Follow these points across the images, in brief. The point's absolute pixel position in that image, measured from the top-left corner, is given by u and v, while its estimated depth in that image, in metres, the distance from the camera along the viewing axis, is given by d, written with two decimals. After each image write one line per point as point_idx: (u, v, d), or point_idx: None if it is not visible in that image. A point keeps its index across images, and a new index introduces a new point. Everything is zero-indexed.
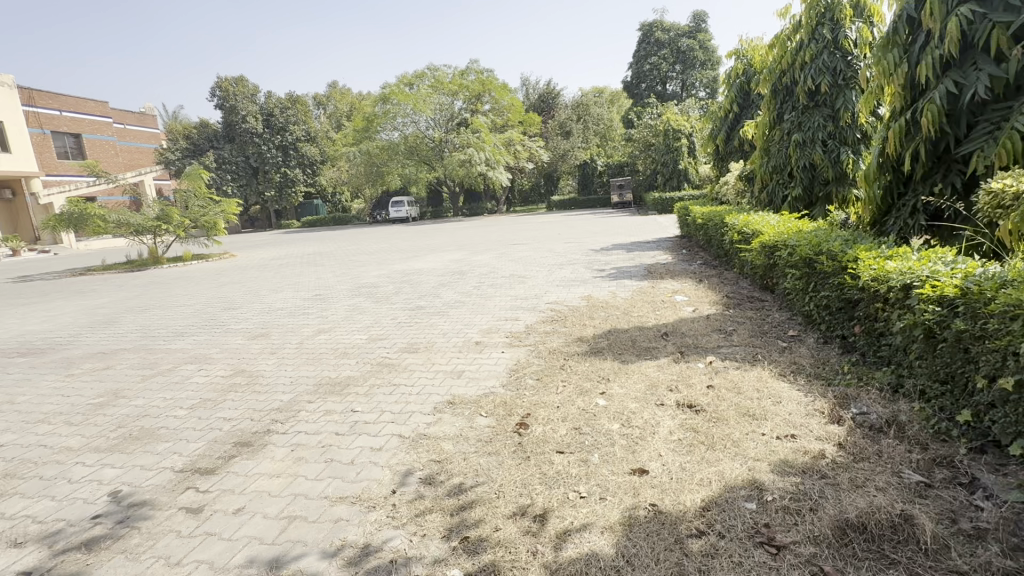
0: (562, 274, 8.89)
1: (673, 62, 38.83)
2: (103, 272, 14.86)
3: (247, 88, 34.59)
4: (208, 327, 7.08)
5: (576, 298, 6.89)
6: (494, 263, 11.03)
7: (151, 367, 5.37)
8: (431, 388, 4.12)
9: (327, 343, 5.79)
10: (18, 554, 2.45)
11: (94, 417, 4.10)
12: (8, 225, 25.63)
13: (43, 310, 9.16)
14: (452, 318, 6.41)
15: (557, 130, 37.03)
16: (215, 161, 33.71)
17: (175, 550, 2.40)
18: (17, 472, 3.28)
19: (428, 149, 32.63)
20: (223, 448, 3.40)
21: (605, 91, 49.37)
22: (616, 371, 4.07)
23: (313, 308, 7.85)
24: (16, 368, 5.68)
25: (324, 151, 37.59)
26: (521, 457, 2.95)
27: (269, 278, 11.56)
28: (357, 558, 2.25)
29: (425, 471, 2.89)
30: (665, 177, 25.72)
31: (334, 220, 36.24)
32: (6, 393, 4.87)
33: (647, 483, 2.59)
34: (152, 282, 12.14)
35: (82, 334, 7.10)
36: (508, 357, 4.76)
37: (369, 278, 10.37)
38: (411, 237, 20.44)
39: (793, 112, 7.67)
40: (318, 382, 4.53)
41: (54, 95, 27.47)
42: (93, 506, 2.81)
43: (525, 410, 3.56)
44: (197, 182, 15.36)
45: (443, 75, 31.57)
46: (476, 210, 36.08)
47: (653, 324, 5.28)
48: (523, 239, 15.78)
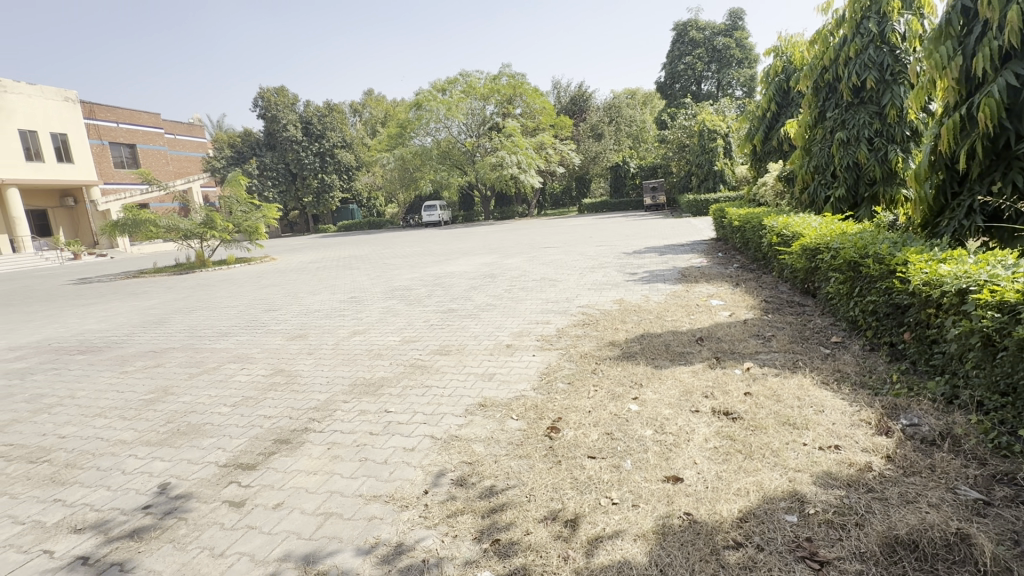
0: (594, 277, 8.82)
1: (708, 61, 38.06)
2: (155, 275, 15.66)
3: (287, 97, 35.87)
4: (250, 327, 7.37)
5: (607, 301, 6.82)
6: (525, 266, 11.06)
7: (197, 366, 5.63)
8: (463, 390, 4.16)
9: (362, 344, 5.94)
10: (76, 539, 2.61)
11: (145, 412, 4.33)
12: (70, 231, 27.38)
13: (101, 311, 9.73)
14: (483, 321, 6.46)
15: (588, 133, 36.89)
16: (257, 168, 35.08)
17: (219, 542, 2.50)
18: (77, 462, 3.49)
19: (460, 154, 33.08)
20: (264, 445, 3.52)
21: (637, 93, 48.83)
22: (649, 376, 4.01)
23: (349, 310, 8.06)
24: (77, 364, 6.06)
25: (360, 158, 38.63)
26: (552, 461, 2.94)
27: (307, 281, 11.93)
28: (389, 555, 2.29)
29: (456, 472, 2.92)
30: (699, 178, 25.26)
31: (369, 224, 37.19)
32: (68, 387, 5.21)
33: (681, 490, 2.53)
34: (199, 284, 12.73)
35: (136, 333, 7.52)
36: (539, 360, 4.76)
37: (402, 281, 10.57)
38: (443, 240, 20.74)
39: (837, 110, 7.39)
40: (353, 382, 4.65)
41: (111, 108, 29.19)
42: (144, 497, 2.97)
43: (557, 413, 3.55)
44: (239, 188, 15.94)
45: (475, 81, 32.03)
46: (507, 214, 36.28)
47: (687, 328, 5.17)
48: (555, 242, 15.76)
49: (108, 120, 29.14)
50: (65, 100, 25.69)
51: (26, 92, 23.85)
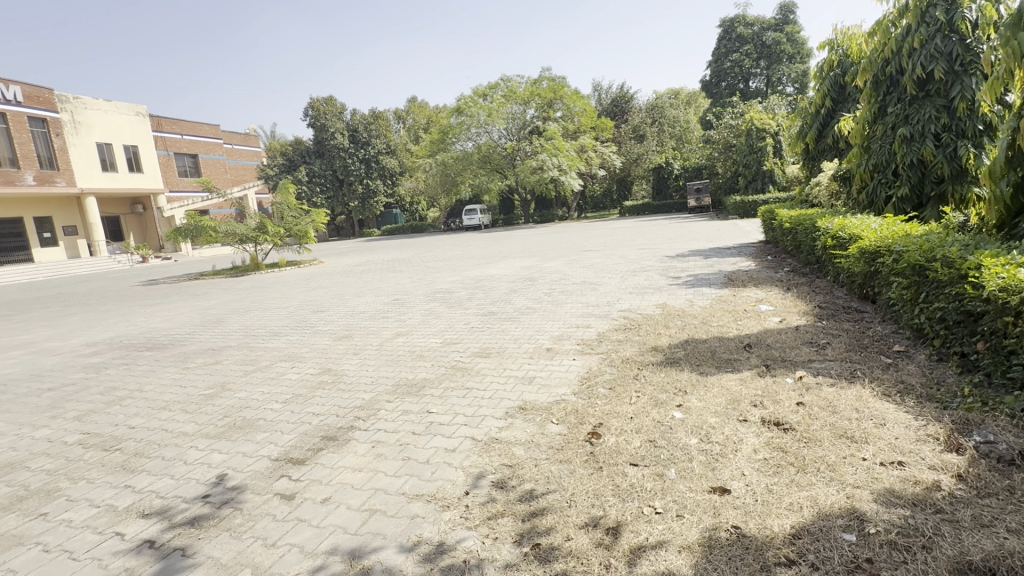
0: (636, 281, 8.68)
1: (757, 58, 36.72)
2: (213, 277, 16.59)
3: (335, 107, 37.28)
4: (300, 328, 7.69)
5: (650, 306, 6.68)
6: (565, 269, 11.01)
7: (252, 363, 5.92)
8: (503, 393, 4.18)
9: (405, 345, 6.07)
10: (144, 524, 2.80)
11: (205, 407, 4.59)
12: (139, 235, 29.41)
13: (166, 311, 10.41)
14: (523, 324, 6.47)
15: (630, 135, 36.41)
16: (307, 175, 36.55)
17: (271, 533, 2.61)
18: (145, 451, 3.74)
19: (501, 158, 33.29)
20: (312, 441, 3.65)
21: (681, 92, 47.86)
22: (694, 383, 3.90)
23: (392, 312, 8.25)
24: (145, 360, 6.51)
25: (403, 163, 39.64)
26: (593, 468, 2.90)
27: (353, 283, 12.32)
28: (431, 555, 2.33)
29: (496, 475, 2.93)
30: (747, 179, 24.38)
31: (412, 228, 38.08)
32: (137, 381, 5.60)
33: (728, 502, 2.44)
34: (253, 286, 13.38)
35: (196, 332, 7.99)
36: (579, 364, 4.71)
37: (443, 284, 10.75)
38: (483, 244, 20.98)
39: (899, 104, 6.95)
40: (397, 382, 4.76)
41: (176, 121, 31.21)
42: (204, 487, 3.14)
43: (598, 419, 3.51)
44: (290, 194, 16.68)
45: (516, 85, 32.23)
46: (547, 217, 36.26)
47: (734, 334, 4.99)
48: (595, 245, 15.60)
49: (173, 132, 31.19)
50: (137, 114, 27.67)
51: (103, 108, 25.89)
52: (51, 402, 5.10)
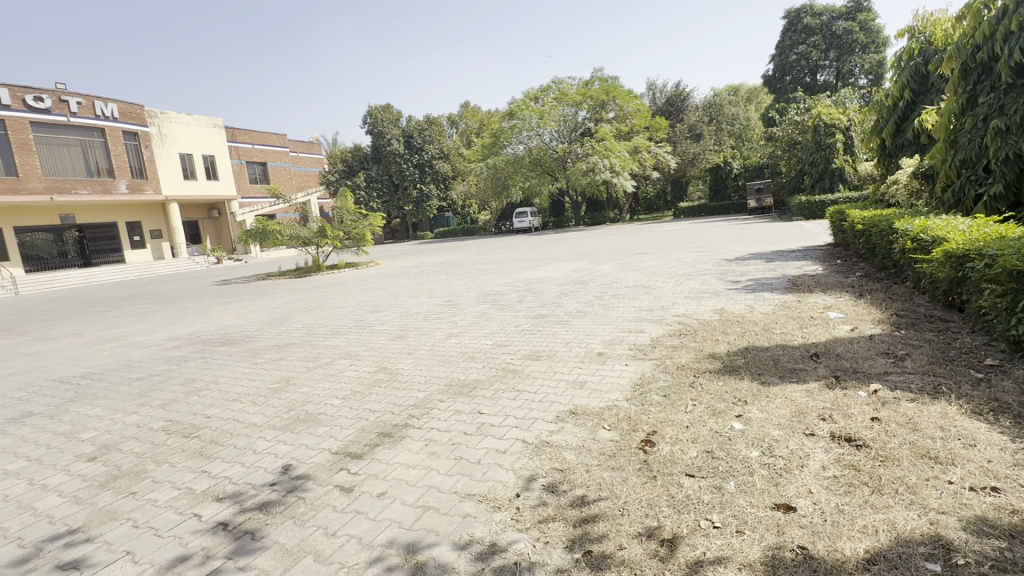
0: (691, 285, 8.41)
1: (826, 49, 34.61)
2: (279, 277, 17.62)
3: (392, 114, 38.62)
4: (358, 327, 8.01)
5: (706, 311, 6.44)
6: (616, 272, 10.84)
7: (314, 360, 6.23)
8: (554, 397, 4.16)
9: (456, 347, 6.19)
10: (219, 507, 3.01)
11: (272, 400, 4.88)
12: (215, 238, 31.69)
13: (237, 309, 11.16)
14: (574, 328, 6.42)
15: (685, 134, 35.35)
16: (365, 180, 38.06)
17: (332, 523, 2.73)
18: (220, 439, 4.03)
19: (552, 161, 33.22)
20: (369, 437, 3.79)
21: (741, 88, 45.97)
22: (755, 393, 3.71)
23: (444, 313, 8.43)
24: (219, 354, 7.00)
25: (456, 167, 40.44)
26: (647, 476, 2.83)
27: (407, 285, 12.71)
28: (483, 553, 2.36)
29: (547, 478, 2.92)
30: (813, 178, 22.99)
31: (463, 231, 38.86)
32: (212, 374, 6.04)
33: (794, 521, 2.31)
34: (314, 287, 14.09)
35: (264, 329, 8.51)
36: (632, 370, 4.61)
37: (494, 286, 10.87)
38: (534, 246, 21.03)
39: (993, 93, 6.33)
40: (449, 382, 4.85)
41: (248, 131, 33.43)
42: (270, 475, 3.34)
43: (652, 426, 3.42)
44: (349, 199, 17.43)
45: (567, 88, 32.06)
46: (599, 220, 35.79)
47: (799, 343, 4.71)
48: (649, 248, 15.23)
49: (245, 142, 33.43)
50: (214, 126, 29.86)
51: (186, 122, 28.19)
52: (139, 391, 5.60)
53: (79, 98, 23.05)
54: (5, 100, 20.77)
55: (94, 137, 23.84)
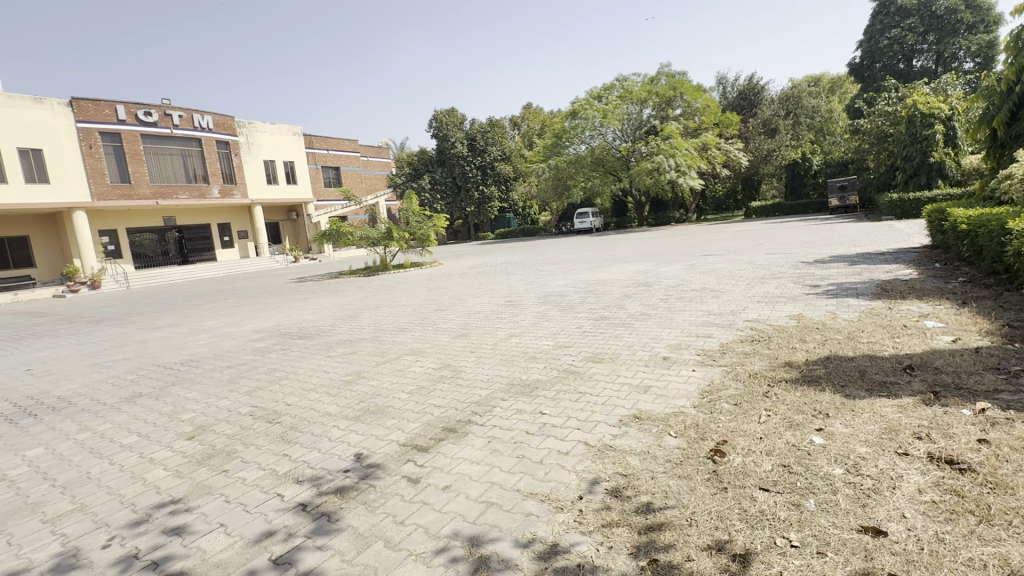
0: (764, 288, 7.95)
1: (924, 31, 31.48)
2: (350, 276, 18.60)
3: (456, 117, 39.47)
4: (422, 325, 8.29)
5: (782, 317, 6.07)
6: (682, 275, 10.47)
7: (382, 355, 6.53)
8: (617, 400, 4.09)
9: (517, 347, 6.22)
10: (299, 489, 3.24)
11: (344, 391, 5.16)
12: (293, 239, 33.56)
13: (312, 305, 11.89)
14: (637, 331, 6.27)
15: (759, 129, 33.60)
16: (430, 182, 39.22)
17: (400, 511, 2.85)
18: (300, 426, 4.32)
19: (615, 160, 32.54)
20: (434, 432, 3.92)
21: (822, 78, 42.86)
22: (838, 406, 3.46)
23: (505, 313, 8.51)
24: (298, 347, 7.51)
25: (518, 168, 40.72)
26: (717, 488, 2.71)
27: (468, 284, 12.97)
28: (547, 553, 2.36)
29: (611, 482, 2.89)
30: (907, 173, 20.99)
31: (524, 232, 39.16)
32: (291, 365, 6.49)
33: (884, 547, 2.12)
34: (382, 285, 14.72)
35: (337, 325, 9.02)
36: (699, 376, 4.44)
37: (555, 287, 10.86)
38: (595, 247, 20.76)
39: None
40: (510, 382, 4.90)
41: (323, 138, 35.52)
42: (344, 462, 3.54)
43: (722, 435, 3.28)
44: (415, 201, 18.07)
45: (632, 85, 31.36)
46: (663, 220, 34.77)
47: (890, 354, 4.31)
48: (717, 250, 14.56)
49: (321, 148, 35.55)
50: (294, 134, 32.02)
51: (269, 131, 30.47)
52: (229, 378, 6.12)
53: (181, 112, 25.56)
54: (122, 116, 23.53)
55: (193, 146, 26.36)
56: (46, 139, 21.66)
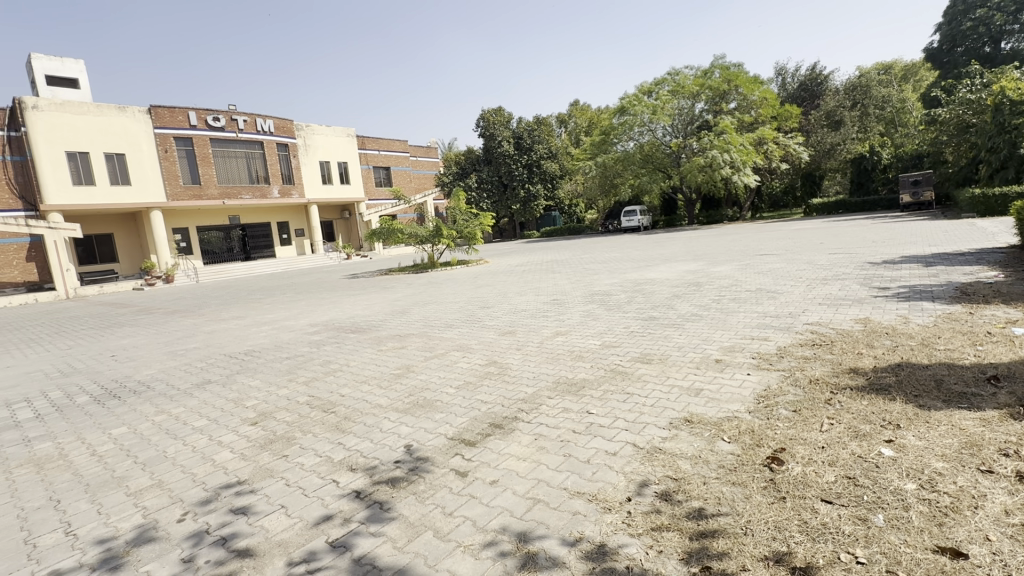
0: (827, 290, 7.52)
1: (1015, 10, 28.73)
2: (399, 273, 19.11)
3: (503, 116, 39.38)
4: (469, 322, 8.41)
5: (846, 320, 5.72)
6: (736, 275, 10.08)
7: (430, 350, 6.68)
8: (667, 402, 4.00)
9: (564, 345, 6.19)
10: (353, 476, 3.37)
11: (395, 384, 5.33)
12: (345, 236, 34.95)
13: (363, 301, 12.32)
14: (688, 332, 6.09)
15: (821, 122, 31.84)
16: (476, 181, 39.37)
17: (449, 503, 2.91)
18: (353, 417, 4.49)
19: (665, 157, 31.56)
20: (481, 427, 3.97)
21: (895, 66, 40.00)
22: (910, 416, 3.23)
23: (552, 311, 8.49)
24: (350, 340, 7.81)
25: (564, 166, 40.48)
26: (774, 497, 2.59)
27: (514, 283, 13.02)
28: (595, 553, 2.35)
29: (660, 485, 2.83)
30: (993, 167, 19.24)
31: (569, 230, 38.95)
32: (344, 358, 6.76)
33: (965, 571, 1.97)
34: (430, 283, 15.03)
35: (387, 320, 9.31)
36: (755, 380, 4.26)
37: (602, 286, 10.71)
38: (644, 246, 20.34)
39: None
40: (557, 380, 4.90)
41: (375, 139, 36.64)
42: (395, 453, 3.65)
43: (780, 443, 3.14)
44: (462, 199, 18.33)
45: (684, 79, 30.50)
46: (715, 218, 33.65)
47: (972, 363, 3.96)
48: (774, 249, 13.91)
49: (373, 149, 36.68)
50: (348, 135, 33.21)
51: (325, 133, 31.77)
52: (288, 368, 6.45)
53: (245, 117, 27.09)
54: (193, 122, 25.26)
55: (255, 149, 27.89)
56: (128, 144, 23.58)
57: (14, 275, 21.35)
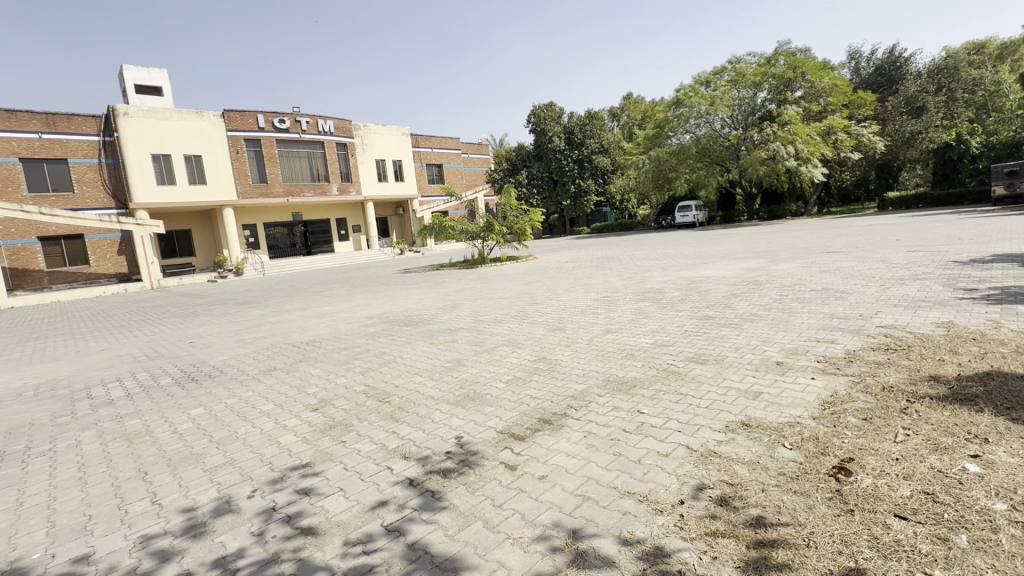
0: (903, 291, 6.97)
1: None
2: (450, 268, 19.49)
3: (554, 112, 38.96)
4: (519, 317, 8.45)
5: (926, 324, 5.27)
6: (800, 273, 9.52)
7: (480, 345, 6.78)
8: (723, 405, 3.85)
9: (615, 343, 6.09)
10: (406, 465, 3.49)
11: (446, 377, 5.47)
12: (399, 233, 36.01)
13: (416, 295, 12.66)
14: (746, 332, 5.84)
15: (900, 108, 29.87)
16: (526, 177, 39.40)
17: (499, 495, 2.96)
18: (406, 407, 4.65)
19: (723, 149, 30.25)
20: (530, 422, 4.00)
21: (989, 44, 36.27)
22: (1002, 431, 2.93)
23: (602, 309, 8.40)
24: (403, 333, 8.06)
25: (616, 161, 39.81)
26: (841, 509, 2.44)
27: (564, 279, 12.95)
28: (647, 555, 2.31)
29: (716, 490, 2.73)
30: None
31: (621, 226, 38.24)
32: (398, 349, 7.00)
33: None
34: (480, 278, 15.21)
35: (438, 314, 9.52)
36: (819, 384, 4.03)
37: (654, 283, 10.46)
38: (700, 242, 19.65)
39: None
40: (607, 378, 4.84)
41: (428, 137, 37.42)
42: (447, 444, 3.75)
43: (848, 452, 2.95)
44: (513, 195, 18.43)
45: (745, 67, 29.10)
46: (777, 214, 31.94)
47: None
48: (843, 246, 13.05)
49: (426, 146, 37.49)
50: (402, 134, 34.13)
51: (381, 132, 32.81)
52: (346, 359, 6.75)
53: (308, 118, 28.46)
54: (261, 124, 26.84)
55: (317, 149, 29.25)
56: (204, 146, 25.38)
57: (107, 267, 23.55)
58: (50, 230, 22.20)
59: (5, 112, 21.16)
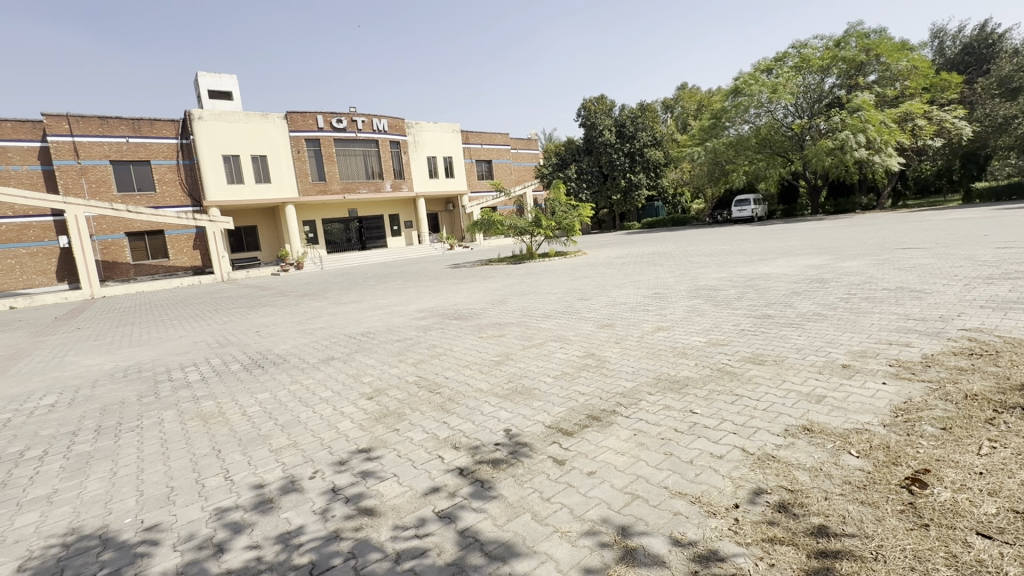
0: (991, 291, 6.35)
1: None
2: (498, 263, 19.62)
3: (605, 105, 38.27)
4: (567, 313, 8.42)
5: (1017, 328, 4.80)
6: (870, 271, 8.89)
7: (528, 340, 6.82)
8: (782, 408, 3.68)
9: (666, 341, 5.95)
10: (457, 454, 3.57)
11: (495, 370, 5.55)
12: (449, 228, 36.63)
13: (464, 290, 12.85)
14: (808, 332, 5.54)
15: (991, 90, 27.12)
16: (576, 172, 38.94)
17: (547, 489, 2.98)
18: (456, 399, 4.75)
19: (785, 139, 28.68)
20: (579, 417, 3.99)
21: None
22: None
23: (653, 306, 8.21)
24: (453, 326, 8.22)
25: (669, 154, 38.58)
26: (915, 523, 2.28)
27: (614, 275, 12.73)
28: (699, 557, 2.26)
29: (775, 496, 2.63)
30: None
31: (673, 221, 37.11)
32: (448, 342, 7.16)
33: None
34: (528, 273, 15.23)
35: (487, 309, 9.64)
36: (890, 389, 3.77)
37: (709, 280, 10.09)
38: (758, 238, 18.71)
39: None
40: (658, 376, 4.75)
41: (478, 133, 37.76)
42: (496, 435, 3.81)
43: (923, 463, 2.75)
44: (562, 190, 18.30)
45: (811, 53, 27.34)
46: (844, 208, 29.83)
47: None
48: (921, 242, 12.04)
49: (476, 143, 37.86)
50: (453, 130, 34.63)
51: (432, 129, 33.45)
52: (398, 350, 6.98)
53: (364, 118, 29.42)
54: (320, 125, 28.02)
55: (372, 147, 30.22)
56: (269, 147, 26.87)
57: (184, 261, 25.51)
58: (136, 227, 24.28)
59: (97, 119, 23.27)
